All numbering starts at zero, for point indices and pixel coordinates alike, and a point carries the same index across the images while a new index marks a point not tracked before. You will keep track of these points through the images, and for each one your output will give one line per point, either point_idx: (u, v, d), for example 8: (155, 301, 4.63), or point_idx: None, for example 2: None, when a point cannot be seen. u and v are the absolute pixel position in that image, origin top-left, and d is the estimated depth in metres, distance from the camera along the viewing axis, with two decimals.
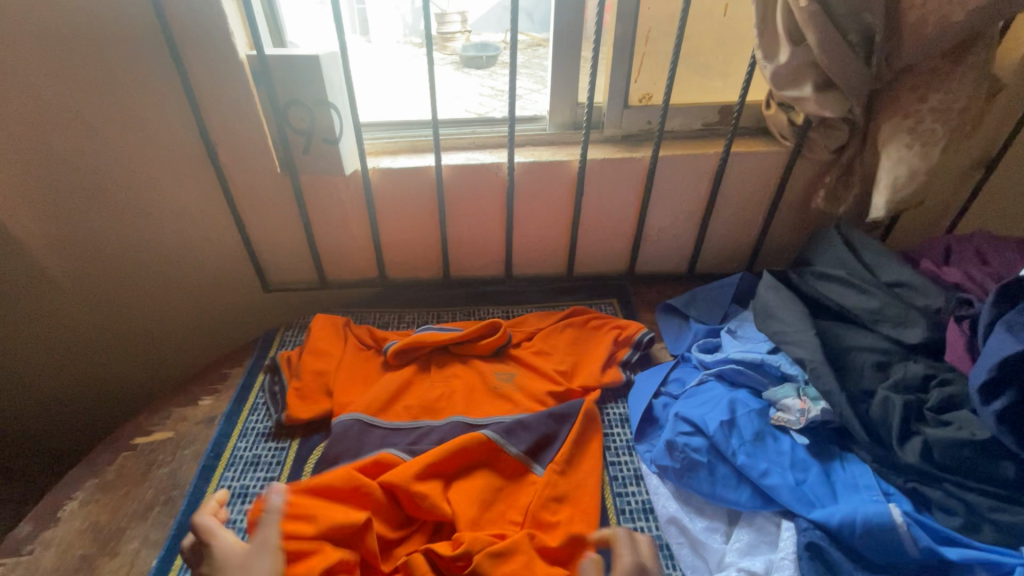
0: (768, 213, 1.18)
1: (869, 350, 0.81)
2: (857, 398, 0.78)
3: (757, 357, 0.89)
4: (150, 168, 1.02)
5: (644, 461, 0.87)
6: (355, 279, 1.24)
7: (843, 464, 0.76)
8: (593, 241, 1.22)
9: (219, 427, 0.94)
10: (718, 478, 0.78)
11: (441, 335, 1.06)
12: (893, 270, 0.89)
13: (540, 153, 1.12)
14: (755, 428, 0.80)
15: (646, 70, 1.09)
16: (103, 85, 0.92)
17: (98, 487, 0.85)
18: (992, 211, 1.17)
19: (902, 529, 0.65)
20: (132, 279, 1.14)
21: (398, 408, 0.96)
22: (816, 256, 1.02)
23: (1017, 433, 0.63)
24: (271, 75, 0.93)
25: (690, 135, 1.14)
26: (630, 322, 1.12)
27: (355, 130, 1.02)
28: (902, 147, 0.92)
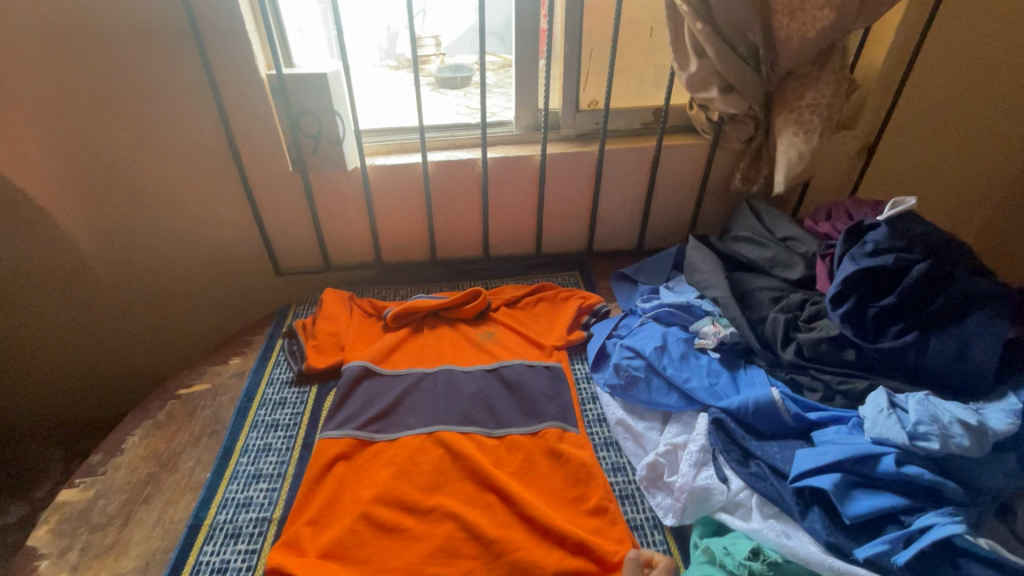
0: (698, 194, 1.43)
1: (767, 288, 1.05)
2: (756, 322, 1.02)
3: (685, 300, 1.13)
4: (183, 169, 1.22)
5: (598, 385, 1.09)
6: (355, 263, 1.45)
7: (746, 370, 0.99)
8: (556, 224, 1.46)
9: (249, 378, 1.14)
10: (653, 387, 1.00)
11: (431, 302, 1.25)
12: (786, 227, 1.14)
13: (508, 150, 1.36)
14: (681, 350, 1.03)
15: (591, 80, 1.34)
16: (149, 100, 1.14)
17: (153, 426, 1.03)
18: (877, 185, 1.44)
19: (779, 403, 0.88)
20: (161, 266, 1.33)
21: (396, 357, 1.16)
22: (733, 224, 1.27)
23: (855, 327, 0.88)
24: (287, 90, 1.16)
25: (631, 133, 1.40)
26: (592, 294, 1.31)
27: (355, 135, 1.25)
28: (790, 134, 1.18)
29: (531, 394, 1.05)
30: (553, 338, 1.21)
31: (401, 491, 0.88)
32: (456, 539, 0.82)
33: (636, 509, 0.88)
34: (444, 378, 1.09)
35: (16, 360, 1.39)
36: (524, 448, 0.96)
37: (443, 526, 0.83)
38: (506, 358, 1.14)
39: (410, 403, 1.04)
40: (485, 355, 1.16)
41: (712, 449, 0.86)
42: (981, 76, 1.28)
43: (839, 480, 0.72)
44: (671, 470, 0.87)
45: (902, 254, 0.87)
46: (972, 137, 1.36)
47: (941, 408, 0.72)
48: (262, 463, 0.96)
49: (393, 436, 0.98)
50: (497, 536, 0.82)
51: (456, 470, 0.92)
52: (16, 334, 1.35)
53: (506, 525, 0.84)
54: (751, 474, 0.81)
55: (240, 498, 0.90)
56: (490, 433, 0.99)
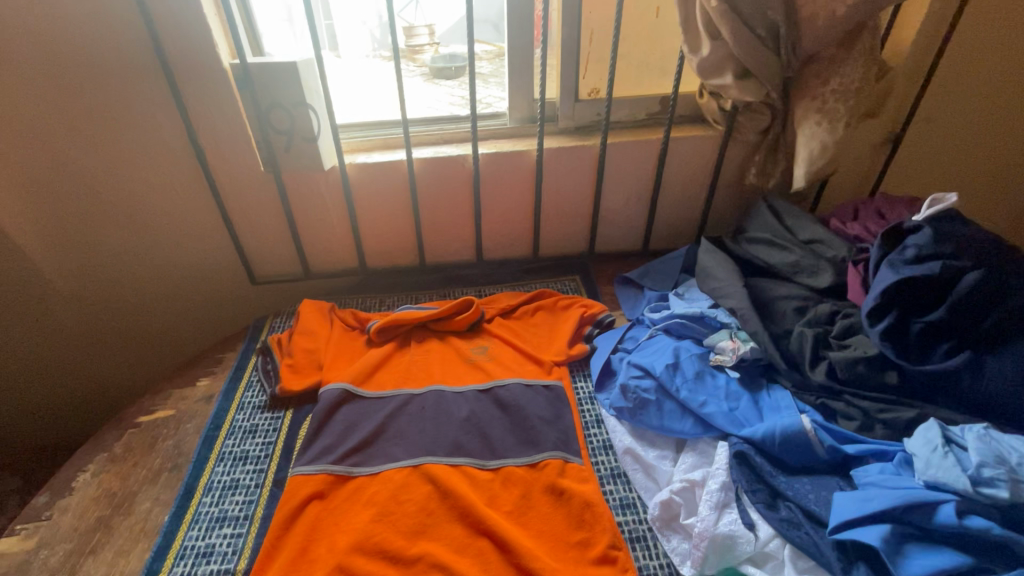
0: (708, 190, 1.32)
1: (791, 298, 0.94)
2: (779, 337, 0.91)
3: (698, 311, 1.02)
4: (141, 172, 1.11)
5: (603, 407, 0.99)
6: (337, 269, 1.34)
7: (769, 393, 0.88)
8: (554, 224, 1.34)
9: (218, 402, 1.03)
10: (665, 412, 0.89)
11: (419, 313, 1.14)
12: (809, 228, 1.03)
13: (501, 145, 1.24)
14: (696, 368, 0.92)
15: (592, 67, 1.22)
16: (97, 96, 1.01)
17: (108, 460, 0.93)
18: (903, 178, 1.32)
19: (811, 433, 0.77)
20: (122, 277, 1.21)
21: (379, 377, 1.05)
22: (749, 225, 1.15)
23: (897, 346, 0.77)
24: (253, 81, 1.03)
25: (635, 125, 1.28)
26: (595, 302, 1.20)
27: (332, 130, 1.13)
28: (813, 124, 1.07)
29: (530, 419, 0.95)
30: (552, 352, 1.10)
31: (384, 538, 0.77)
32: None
33: (648, 555, 0.76)
34: (432, 401, 0.98)
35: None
36: (521, 483, 0.85)
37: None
38: (502, 376, 1.03)
39: (394, 430, 0.94)
40: (478, 374, 1.05)
41: (735, 488, 0.76)
42: (1022, 56, 1.16)
43: (889, 533, 0.62)
44: (689, 511, 0.77)
45: (951, 261, 0.76)
46: (1008, 124, 1.25)
47: (1006, 447, 0.63)
48: (228, 503, 0.86)
49: (376, 469, 0.87)
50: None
51: (447, 510, 0.81)
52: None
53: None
54: (782, 521, 0.70)
55: (201, 546, 0.80)
56: (483, 466, 0.88)
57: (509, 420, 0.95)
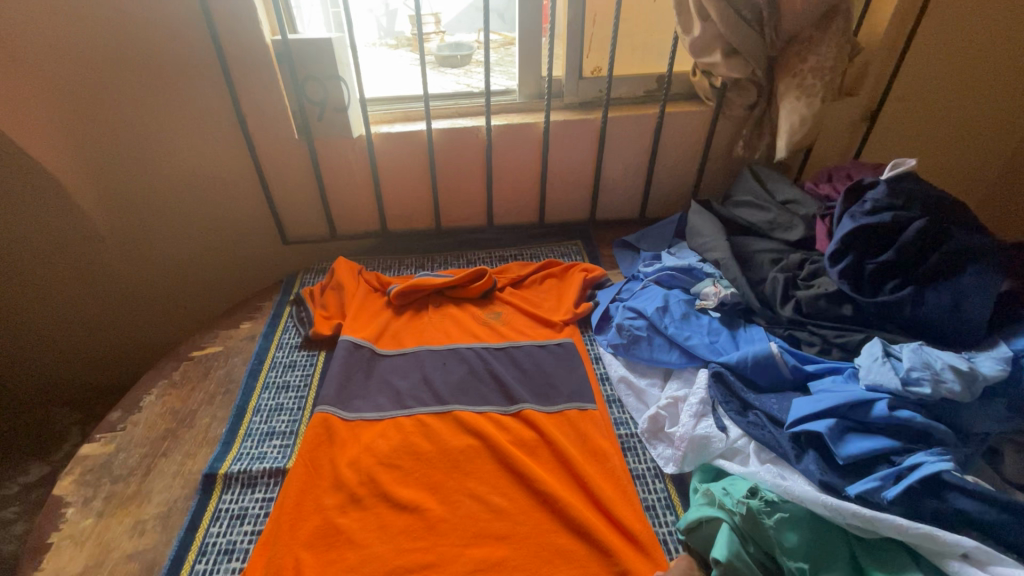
0: (700, 162, 1.44)
1: (767, 250, 1.07)
2: (756, 282, 1.04)
3: (687, 264, 1.15)
4: (189, 138, 1.23)
5: (601, 346, 1.12)
6: (360, 232, 1.47)
7: (746, 329, 1.01)
8: (559, 192, 1.47)
9: (259, 341, 1.17)
10: (655, 345, 1.03)
11: (436, 280, 1.25)
12: (787, 191, 1.15)
13: (511, 118, 1.37)
14: (683, 310, 1.06)
15: (594, 47, 1.34)
16: (154, 68, 1.14)
17: (169, 385, 1.07)
18: (879, 152, 1.44)
19: (777, 356, 0.90)
20: (168, 235, 1.35)
21: (400, 333, 1.17)
22: (734, 191, 1.28)
23: (852, 282, 0.90)
24: (292, 56, 1.16)
25: (634, 101, 1.40)
26: (595, 267, 1.31)
27: (360, 102, 1.25)
28: (794, 99, 1.19)
29: (536, 369, 1.08)
30: (557, 311, 1.22)
31: (421, 473, 0.90)
32: (479, 519, 0.83)
33: (637, 459, 0.91)
34: (450, 356, 1.11)
35: (18, 335, 1.42)
36: (538, 426, 0.96)
37: (466, 502, 0.86)
38: (512, 338, 1.15)
39: (417, 378, 1.06)
40: (490, 332, 1.17)
41: (712, 401, 0.89)
42: (987, 39, 1.27)
43: (834, 424, 0.75)
44: (672, 422, 0.91)
45: (900, 212, 0.89)
46: (976, 102, 1.37)
47: (934, 355, 0.75)
48: (275, 421, 0.99)
49: (400, 411, 1.00)
50: (517, 515, 0.84)
51: (472, 447, 0.93)
52: (18, 308, 1.38)
53: (531, 504, 0.85)
54: (748, 422, 0.84)
55: (254, 452, 0.94)
56: (504, 411, 1.00)
57: (522, 374, 1.07)
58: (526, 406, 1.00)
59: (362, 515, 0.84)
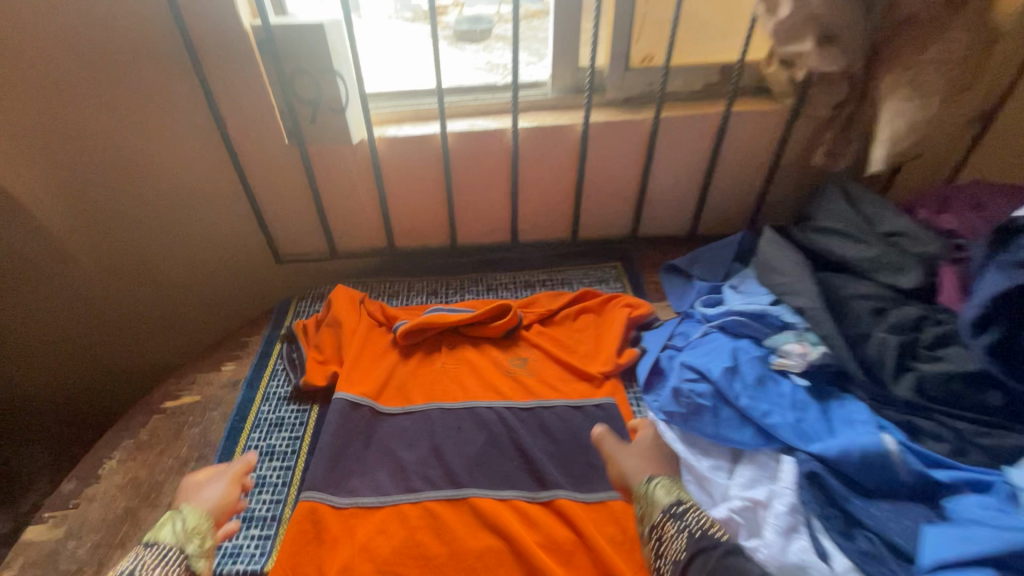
0: (768, 172, 1.20)
1: (869, 298, 0.85)
2: (854, 340, 0.82)
3: (758, 309, 0.93)
4: (159, 144, 1.03)
5: (650, 409, 0.92)
6: (364, 249, 1.27)
7: (841, 403, 0.80)
8: (596, 206, 1.24)
9: (242, 391, 0.99)
10: (722, 419, 0.82)
11: (451, 317, 1.05)
12: (892, 219, 0.92)
13: (543, 118, 1.14)
14: (757, 373, 0.85)
15: (647, 31, 1.10)
16: (110, 61, 0.93)
17: (134, 448, 0.90)
18: (991, 161, 1.18)
19: (894, 455, 0.69)
20: (143, 254, 1.17)
21: (405, 384, 0.98)
22: (816, 212, 1.04)
23: (1003, 363, 0.69)
24: (277, 45, 0.94)
25: (691, 97, 1.16)
26: (641, 302, 1.09)
27: (361, 100, 1.04)
28: (902, 99, 0.94)
29: (572, 441, 0.89)
30: (595, 360, 1.02)
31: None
32: None
33: None
34: (467, 417, 0.92)
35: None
36: (576, 521, 0.77)
37: None
38: (542, 397, 0.95)
39: (426, 449, 0.87)
40: (514, 385, 0.98)
41: (804, 510, 0.69)
42: None
43: None
44: (750, 532, 0.70)
45: None
46: None
47: None
48: (255, 502, 0.82)
49: (404, 495, 0.81)
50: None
51: (494, 548, 0.75)
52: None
53: None
54: (861, 551, 0.64)
55: (228, 547, 0.76)
56: (533, 498, 0.81)
57: (555, 447, 0.88)
58: (560, 494, 0.81)
59: None
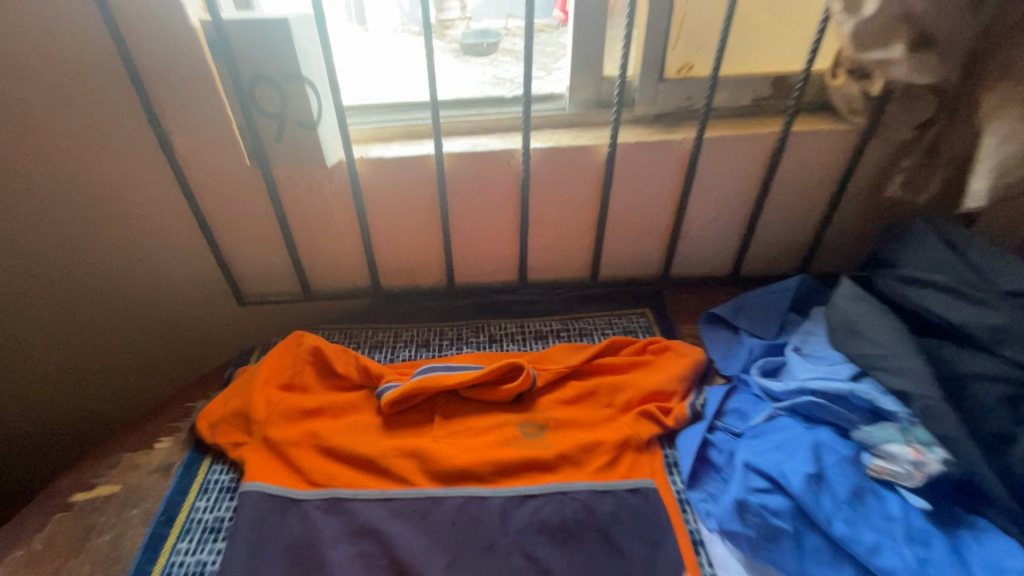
0: (830, 204, 0.99)
1: (994, 380, 0.64)
2: (986, 445, 0.61)
3: (842, 387, 0.71)
4: (87, 165, 0.84)
5: (700, 515, 0.70)
6: (343, 290, 1.07)
7: (974, 535, 0.59)
8: (622, 241, 1.04)
9: (174, 481, 0.77)
10: (807, 551, 0.60)
11: (449, 378, 0.84)
12: (1014, 272, 0.70)
13: (560, 137, 0.94)
14: (852, 486, 0.62)
15: (687, 34, 0.90)
16: (18, 62, 0.74)
17: (19, 565, 0.67)
18: None
19: None
20: (71, 296, 0.96)
21: (379, 472, 0.76)
22: (902, 259, 0.83)
23: None
24: (232, 46, 0.76)
25: (737, 113, 0.96)
26: (688, 348, 0.91)
27: (337, 113, 0.85)
28: (1015, 119, 0.75)
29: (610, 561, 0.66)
30: (624, 418, 0.82)
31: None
32: None
33: None
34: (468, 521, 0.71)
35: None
36: None
37: None
38: (559, 479, 0.75)
39: (404, 563, 0.66)
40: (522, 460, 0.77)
41: None
42: None
43: None
44: None
45: None
46: None
47: None
48: None
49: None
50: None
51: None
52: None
53: None
54: None
55: None
56: None
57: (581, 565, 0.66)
58: None
59: None
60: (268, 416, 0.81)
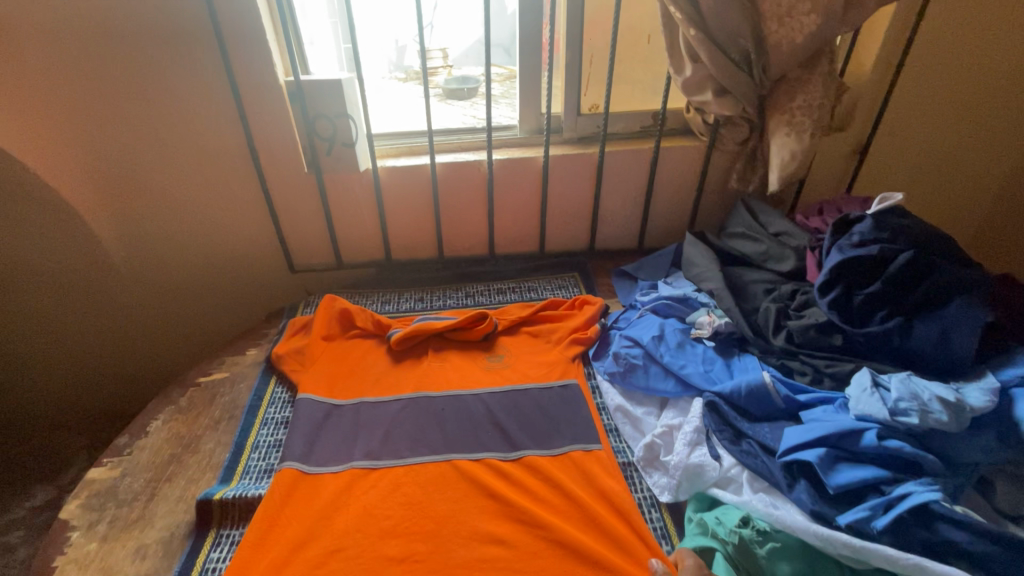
0: (696, 194, 1.48)
1: (759, 280, 1.11)
2: (749, 311, 1.07)
3: (682, 293, 1.18)
4: (203, 173, 1.29)
5: (598, 372, 1.13)
6: (365, 260, 1.51)
7: (740, 358, 1.03)
8: (559, 223, 1.51)
9: (257, 380, 1.16)
10: (651, 374, 1.05)
11: (437, 324, 1.22)
12: (778, 222, 1.19)
13: (513, 152, 1.43)
14: (678, 339, 1.08)
15: (592, 86, 1.41)
16: (174, 109, 1.21)
17: (175, 411, 1.10)
18: (871, 185, 1.48)
19: (769, 384, 0.92)
20: (178, 263, 1.40)
21: (392, 385, 1.12)
22: (728, 222, 1.32)
23: (842, 313, 0.93)
24: (304, 96, 1.23)
25: (630, 136, 1.45)
26: (595, 298, 1.30)
27: (367, 138, 1.32)
28: (784, 135, 1.23)
29: (542, 419, 1.03)
30: (560, 348, 1.20)
31: (411, 522, 0.86)
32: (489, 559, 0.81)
33: (632, 489, 0.91)
34: (451, 403, 1.07)
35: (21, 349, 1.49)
36: (544, 469, 0.93)
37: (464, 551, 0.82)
38: (515, 382, 1.12)
39: (413, 427, 1.02)
40: (490, 377, 1.14)
41: (706, 430, 0.91)
42: (969, 75, 1.32)
43: (824, 453, 0.77)
44: (667, 450, 0.92)
45: (886, 245, 0.92)
46: (963, 135, 1.40)
47: (921, 386, 0.77)
48: (274, 459, 1.00)
49: (395, 461, 0.96)
50: (522, 544, 0.82)
51: (467, 496, 0.90)
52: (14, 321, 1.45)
53: (530, 556, 0.81)
54: (742, 451, 0.86)
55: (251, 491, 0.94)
56: (505, 457, 0.96)
57: (523, 421, 1.03)
58: (528, 452, 0.96)
59: (365, 546, 0.83)
60: (314, 353, 1.18)
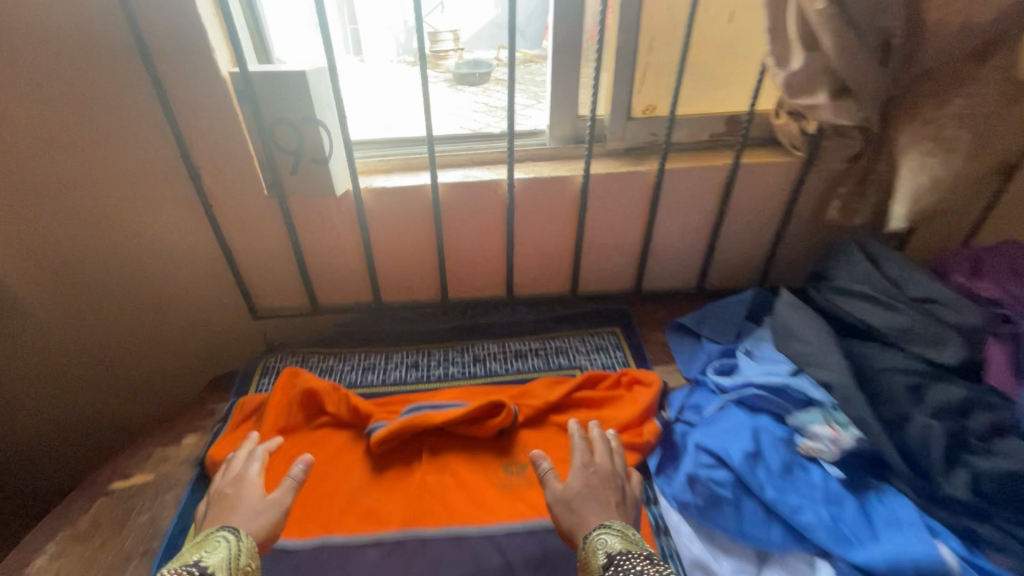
0: (780, 224, 1.13)
1: (903, 372, 0.77)
2: (891, 424, 0.74)
3: (779, 381, 0.83)
4: (126, 197, 0.96)
5: (662, 494, 0.81)
6: (349, 303, 1.19)
7: (880, 497, 0.72)
8: (598, 258, 1.17)
9: (183, 498, 0.84)
10: (745, 515, 0.72)
11: (435, 415, 0.89)
12: (922, 285, 0.84)
13: (540, 168, 1.07)
14: (782, 460, 0.75)
15: (649, 81, 1.05)
16: (75, 112, 0.87)
17: (69, 540, 0.79)
18: (1015, 216, 1.11)
19: (953, 570, 0.63)
20: (105, 310, 1.08)
21: (370, 513, 0.81)
22: (834, 269, 0.96)
23: None
24: (255, 94, 0.88)
25: (696, 147, 1.10)
26: (651, 376, 0.97)
27: (346, 150, 0.98)
28: (927, 154, 0.87)
29: None
30: None
31: None
32: None
33: None
34: (452, 549, 0.76)
35: None
36: None
37: None
38: (542, 514, 0.79)
39: None
40: (507, 505, 0.81)
41: None
42: None
43: None
44: None
45: None
46: None
47: None
48: None
49: None
50: None
51: None
52: None
53: None
54: None
55: None
56: None
57: None
58: None
59: None
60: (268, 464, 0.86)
